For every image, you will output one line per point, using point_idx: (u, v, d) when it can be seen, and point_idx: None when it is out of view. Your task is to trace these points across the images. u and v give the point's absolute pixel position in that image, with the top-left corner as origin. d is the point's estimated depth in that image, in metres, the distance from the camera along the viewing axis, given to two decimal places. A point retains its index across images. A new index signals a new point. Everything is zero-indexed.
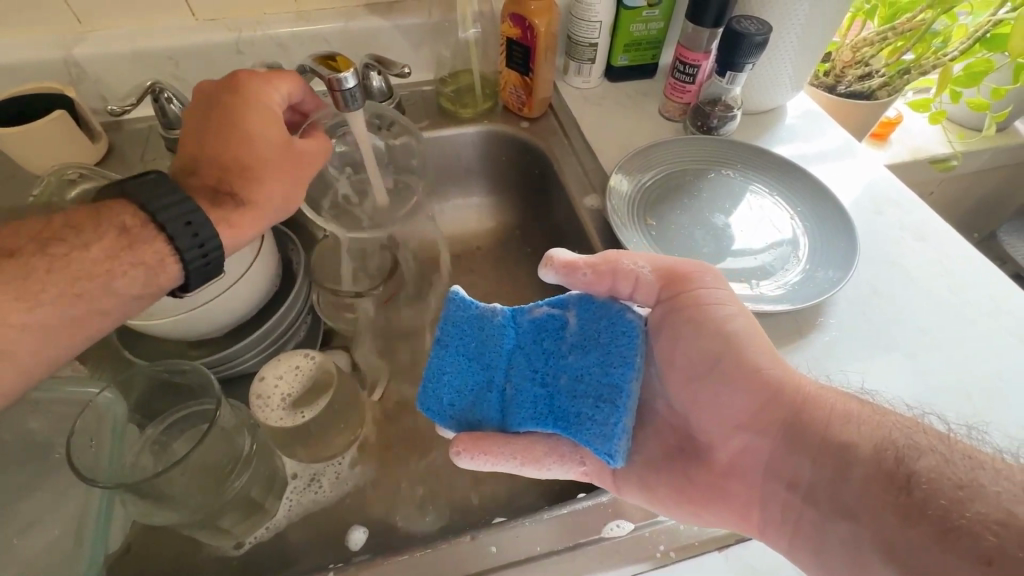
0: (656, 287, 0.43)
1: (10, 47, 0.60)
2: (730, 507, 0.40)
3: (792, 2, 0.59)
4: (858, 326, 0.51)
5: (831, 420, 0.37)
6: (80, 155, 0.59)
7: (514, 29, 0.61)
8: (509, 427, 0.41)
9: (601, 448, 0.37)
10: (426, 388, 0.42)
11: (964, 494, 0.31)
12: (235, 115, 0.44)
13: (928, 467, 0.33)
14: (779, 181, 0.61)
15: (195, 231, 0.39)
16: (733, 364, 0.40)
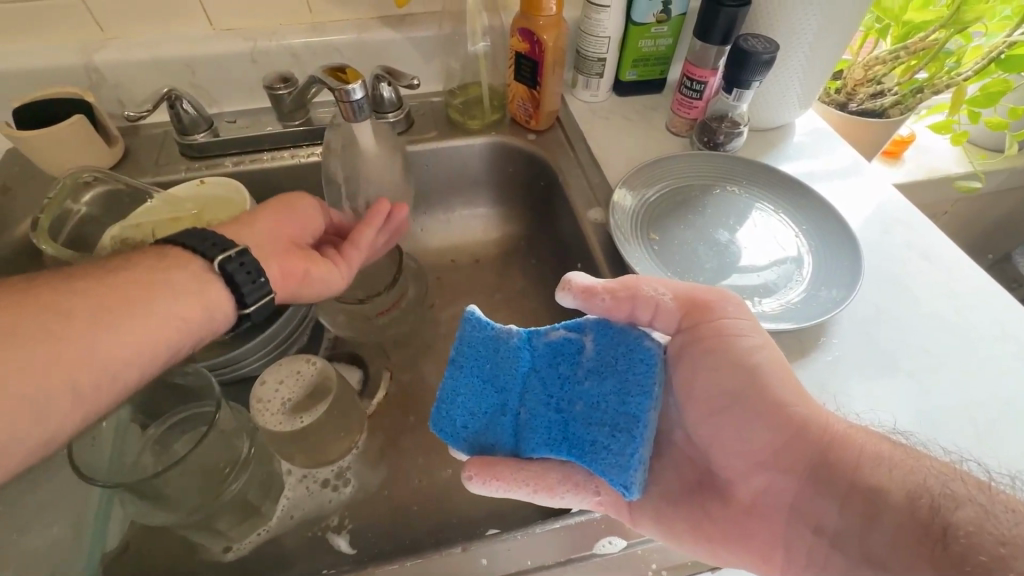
0: (676, 316, 0.43)
1: (34, 53, 0.62)
2: (750, 545, 0.40)
3: (801, 21, 0.59)
4: (862, 349, 0.50)
5: (861, 460, 0.37)
6: (96, 158, 0.61)
7: (523, 43, 0.61)
8: (524, 453, 0.41)
9: (615, 478, 0.37)
10: (440, 409, 0.42)
11: (1007, 551, 0.30)
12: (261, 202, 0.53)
13: (967, 519, 0.32)
14: (789, 200, 0.61)
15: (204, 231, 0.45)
16: (761, 400, 0.39)
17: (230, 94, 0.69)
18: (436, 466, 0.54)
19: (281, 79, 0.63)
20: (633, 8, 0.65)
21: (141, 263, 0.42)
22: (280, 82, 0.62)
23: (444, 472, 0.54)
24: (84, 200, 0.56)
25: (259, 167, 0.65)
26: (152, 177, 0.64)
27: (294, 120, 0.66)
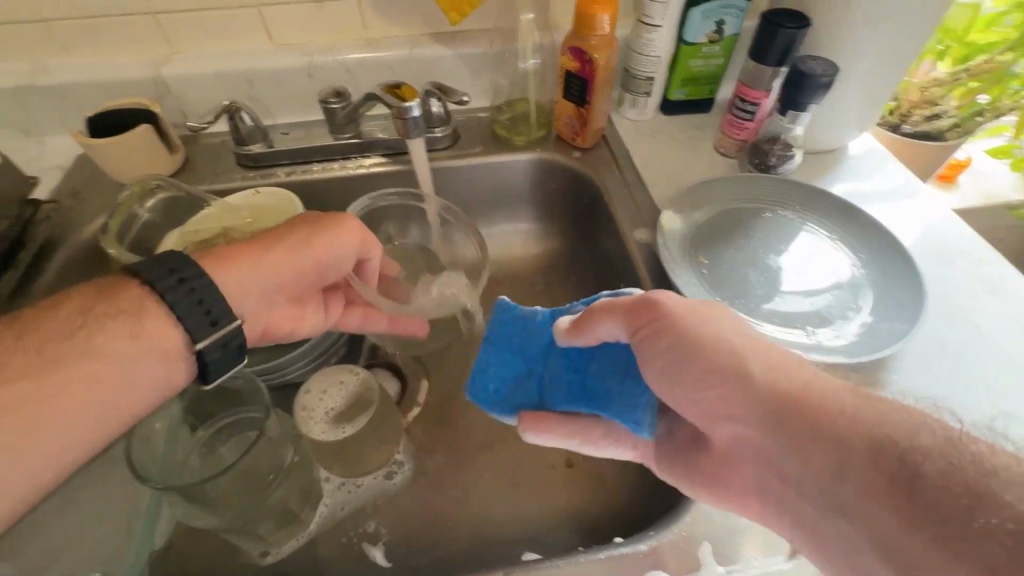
0: (626, 315, 0.37)
1: (109, 65, 0.66)
2: (732, 496, 0.37)
3: (861, 43, 0.58)
4: (921, 383, 0.48)
5: (830, 412, 0.30)
6: (159, 167, 0.63)
7: (573, 62, 0.61)
8: (551, 407, 0.42)
9: (627, 416, 0.39)
10: (473, 380, 0.43)
11: (972, 502, 0.25)
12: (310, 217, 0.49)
13: (937, 471, 0.27)
14: (845, 228, 0.59)
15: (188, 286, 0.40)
16: (685, 349, 0.35)
17: (285, 106, 0.71)
18: (471, 483, 0.54)
19: (335, 93, 0.64)
20: (685, 27, 0.64)
21: (113, 325, 0.38)
22: (333, 96, 0.64)
23: (479, 489, 0.53)
24: (148, 206, 0.58)
25: (309, 177, 0.67)
26: (209, 184, 0.66)
27: (345, 133, 0.67)
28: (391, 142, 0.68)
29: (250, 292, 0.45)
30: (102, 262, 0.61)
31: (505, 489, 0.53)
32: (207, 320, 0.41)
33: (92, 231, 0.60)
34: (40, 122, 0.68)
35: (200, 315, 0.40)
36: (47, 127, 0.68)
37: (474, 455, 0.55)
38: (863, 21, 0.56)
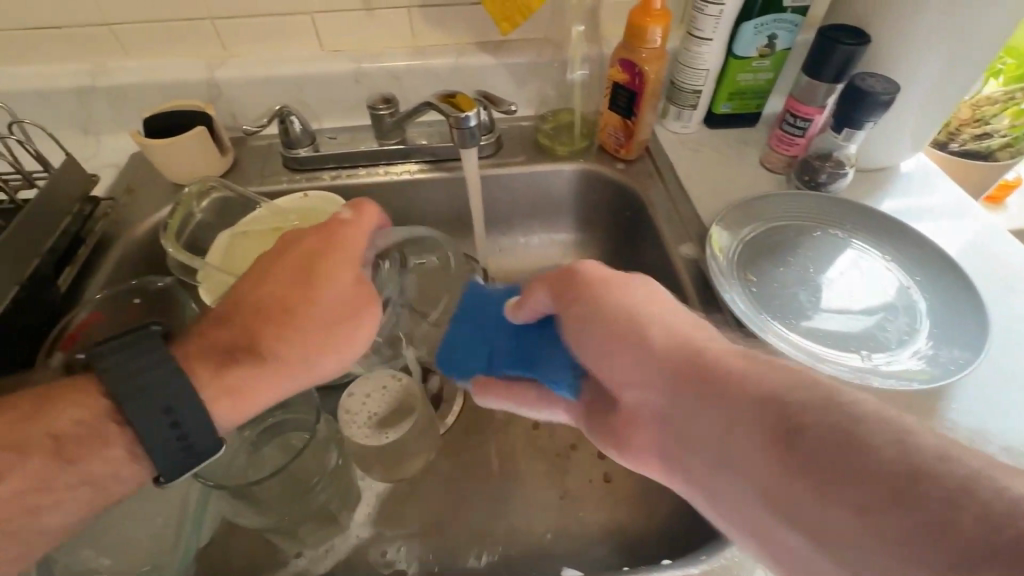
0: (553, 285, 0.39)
1: (166, 68, 0.68)
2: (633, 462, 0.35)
3: (922, 60, 0.56)
4: (981, 413, 0.46)
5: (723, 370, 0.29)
6: (211, 168, 0.65)
7: (622, 74, 0.61)
8: (495, 372, 0.44)
9: (557, 378, 0.40)
10: (443, 353, 0.47)
11: (855, 449, 0.23)
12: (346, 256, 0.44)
13: (825, 420, 0.25)
14: (899, 250, 0.57)
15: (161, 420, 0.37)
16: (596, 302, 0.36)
17: (332, 111, 0.72)
18: (508, 495, 0.53)
19: (383, 99, 0.65)
20: (736, 41, 0.63)
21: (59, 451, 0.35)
22: (382, 103, 0.65)
23: (515, 500, 0.53)
24: (203, 205, 0.59)
25: (353, 181, 0.68)
26: (257, 186, 0.67)
27: (390, 139, 0.68)
28: (434, 149, 0.68)
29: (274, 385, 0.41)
30: (153, 259, 0.62)
31: (542, 501, 0.52)
32: (174, 433, 0.37)
33: (144, 229, 0.61)
34: (98, 121, 0.70)
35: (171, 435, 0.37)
36: (104, 127, 0.70)
37: (512, 466, 0.55)
38: (924, 39, 0.55)
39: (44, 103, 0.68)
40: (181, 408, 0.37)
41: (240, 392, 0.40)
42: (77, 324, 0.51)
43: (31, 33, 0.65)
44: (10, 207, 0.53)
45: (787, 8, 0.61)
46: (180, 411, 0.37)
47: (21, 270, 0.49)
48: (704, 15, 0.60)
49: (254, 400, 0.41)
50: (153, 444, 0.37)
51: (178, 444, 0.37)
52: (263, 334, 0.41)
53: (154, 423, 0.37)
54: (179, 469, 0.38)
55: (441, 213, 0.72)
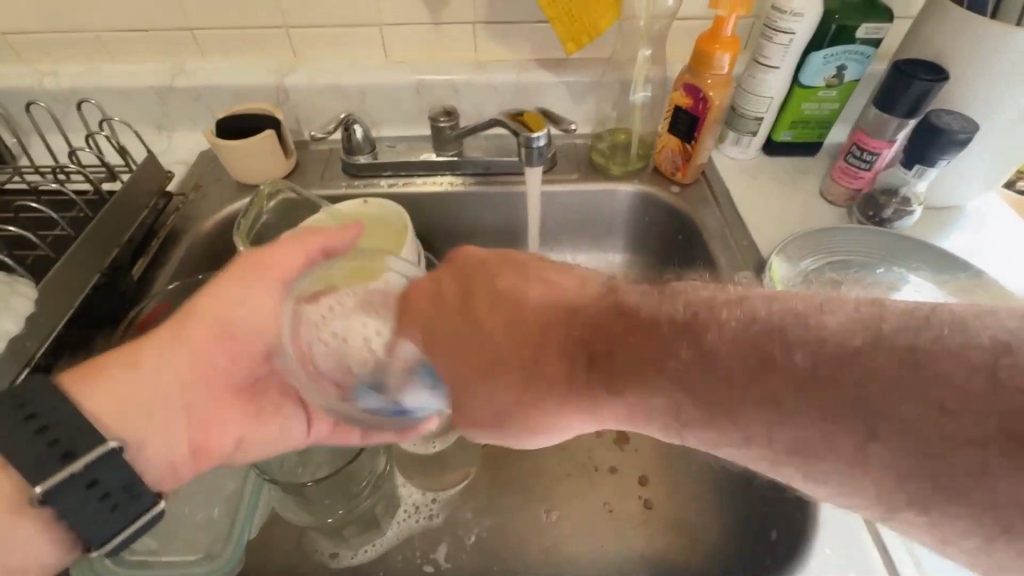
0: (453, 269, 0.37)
1: (239, 71, 0.70)
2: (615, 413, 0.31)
3: (1003, 99, 0.54)
4: None
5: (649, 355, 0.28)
6: (275, 170, 0.67)
7: (685, 98, 0.61)
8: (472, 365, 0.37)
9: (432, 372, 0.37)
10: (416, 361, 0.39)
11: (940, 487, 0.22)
12: (257, 257, 0.48)
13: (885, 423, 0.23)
14: (970, 293, 0.55)
15: (52, 436, 0.34)
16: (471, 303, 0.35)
17: (392, 120, 0.74)
18: (544, 514, 0.53)
19: (445, 112, 0.67)
20: (803, 69, 0.62)
21: None
22: (443, 115, 0.67)
23: (552, 521, 0.52)
24: (269, 207, 0.62)
25: (409, 190, 0.69)
26: (317, 189, 0.69)
27: (447, 151, 0.69)
28: (487, 163, 0.69)
29: (148, 378, 0.42)
30: (215, 254, 0.65)
31: (579, 520, 0.52)
32: (46, 443, 0.34)
33: (212, 226, 0.64)
34: (172, 118, 0.73)
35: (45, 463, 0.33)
36: (178, 124, 0.74)
37: (552, 484, 0.55)
38: (1006, 77, 0.53)
39: (126, 100, 0.72)
40: (51, 410, 0.35)
41: (95, 369, 0.40)
42: (146, 313, 0.54)
43: (120, 34, 0.69)
44: (95, 199, 0.57)
45: (859, 39, 0.59)
46: (45, 417, 0.34)
47: (102, 260, 0.52)
48: (771, 43, 0.60)
49: (107, 382, 0.39)
50: (27, 464, 0.33)
51: (55, 449, 0.34)
52: (159, 332, 0.45)
53: (12, 428, 0.33)
54: (49, 472, 0.33)
55: (491, 225, 0.72)
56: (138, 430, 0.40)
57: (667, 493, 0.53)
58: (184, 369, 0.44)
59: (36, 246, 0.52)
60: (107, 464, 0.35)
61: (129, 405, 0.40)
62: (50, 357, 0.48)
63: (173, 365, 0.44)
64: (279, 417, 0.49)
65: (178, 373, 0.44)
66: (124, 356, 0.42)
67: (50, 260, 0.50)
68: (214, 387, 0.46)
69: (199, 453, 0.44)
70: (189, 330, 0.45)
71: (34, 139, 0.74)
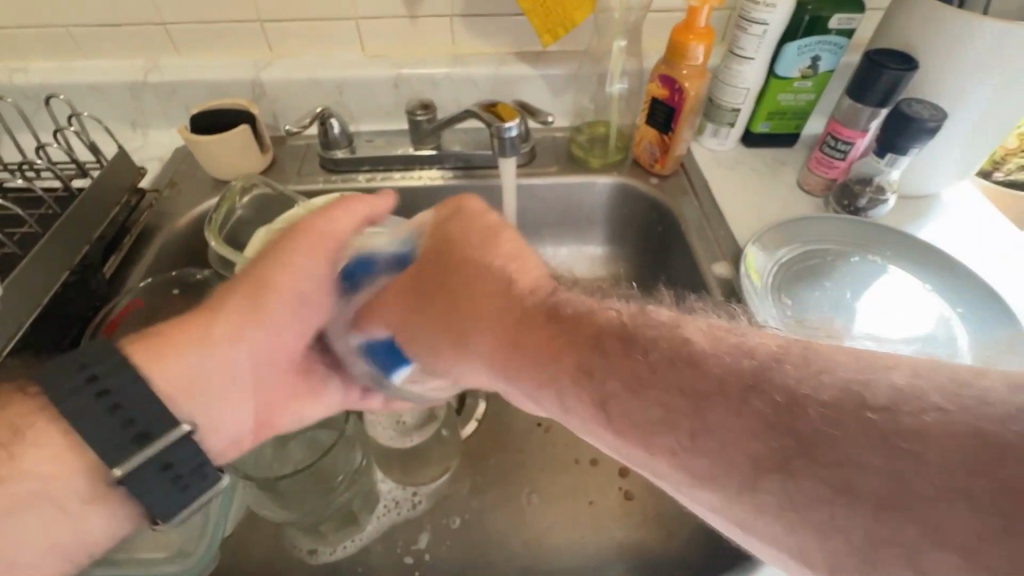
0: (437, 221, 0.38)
1: (214, 66, 0.70)
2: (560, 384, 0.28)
3: (973, 88, 0.55)
4: None
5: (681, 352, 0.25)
6: (250, 166, 0.66)
7: (661, 90, 0.61)
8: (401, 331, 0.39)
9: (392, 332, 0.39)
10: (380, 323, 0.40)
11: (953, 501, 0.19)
12: (325, 227, 0.43)
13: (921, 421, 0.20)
14: (940, 280, 0.56)
15: (123, 414, 0.33)
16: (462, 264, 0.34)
17: (371, 114, 0.73)
18: (526, 507, 0.52)
19: (423, 106, 0.66)
20: (778, 60, 0.63)
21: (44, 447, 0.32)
22: (421, 109, 0.66)
23: (530, 514, 0.52)
24: (244, 202, 0.61)
25: (388, 185, 0.68)
26: (294, 184, 0.68)
27: (425, 145, 0.69)
28: (467, 156, 0.69)
29: (213, 368, 0.40)
30: (192, 251, 0.64)
31: (560, 514, 0.52)
32: (120, 423, 0.33)
33: (186, 222, 0.63)
34: (147, 115, 0.72)
35: (116, 436, 0.33)
36: (153, 121, 0.73)
37: (532, 476, 0.55)
38: (975, 66, 0.53)
39: (99, 96, 0.71)
40: (121, 380, 0.34)
41: (166, 347, 0.39)
42: (119, 309, 0.53)
43: (91, 29, 0.68)
44: (64, 195, 0.56)
45: (832, 30, 0.60)
46: (118, 393, 0.33)
47: (71, 258, 0.51)
48: (746, 34, 0.60)
49: (179, 358, 0.39)
50: (104, 445, 0.32)
51: (128, 430, 0.33)
52: (229, 307, 0.42)
53: (84, 402, 0.32)
54: (126, 456, 0.33)
55: None
56: (204, 416, 0.40)
57: (647, 483, 0.54)
58: (256, 348, 0.43)
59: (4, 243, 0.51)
60: (179, 448, 0.34)
61: (194, 390, 0.39)
62: (19, 359, 0.48)
63: (246, 349, 0.42)
64: (319, 398, 0.48)
65: (242, 362, 0.42)
66: (201, 323, 0.41)
67: (17, 257, 0.49)
68: (272, 369, 0.45)
69: (261, 430, 0.45)
70: (268, 305, 0.43)
71: (5, 136, 0.73)
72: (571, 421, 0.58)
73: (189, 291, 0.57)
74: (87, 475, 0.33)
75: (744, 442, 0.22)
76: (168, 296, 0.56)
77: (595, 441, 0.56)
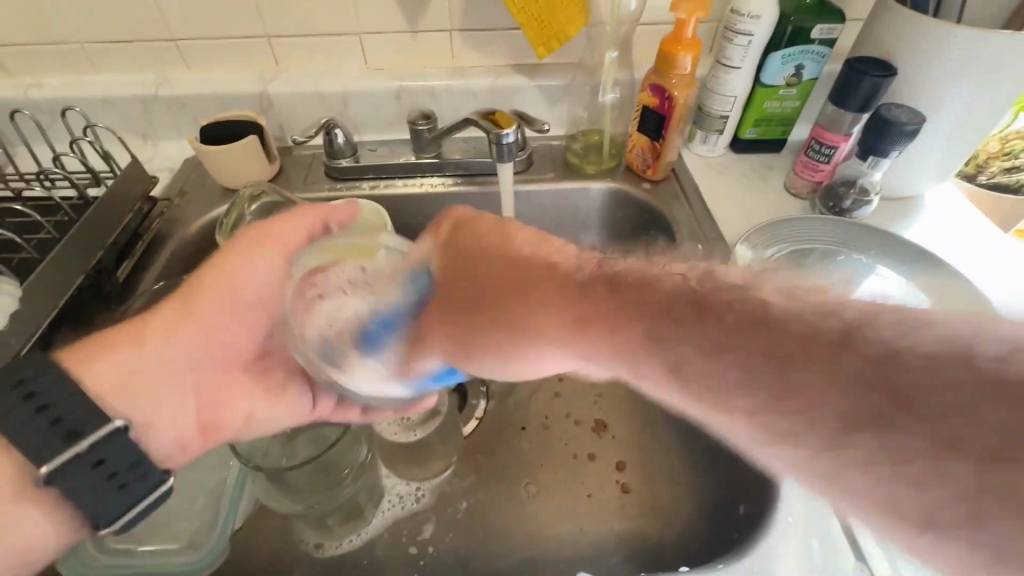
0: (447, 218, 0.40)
1: (223, 81, 0.73)
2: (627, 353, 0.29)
3: (949, 93, 0.58)
4: None
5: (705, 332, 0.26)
6: (258, 175, 0.69)
7: (652, 98, 0.64)
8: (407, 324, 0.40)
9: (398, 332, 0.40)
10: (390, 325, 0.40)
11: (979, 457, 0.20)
12: (265, 229, 0.49)
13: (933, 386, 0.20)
14: (923, 276, 0.58)
15: (52, 414, 0.35)
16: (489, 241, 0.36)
17: (374, 125, 0.76)
18: (526, 500, 0.54)
19: (423, 116, 0.69)
20: (764, 70, 0.65)
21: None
22: (421, 119, 0.69)
23: (532, 507, 0.53)
24: (252, 209, 0.64)
25: (390, 191, 0.71)
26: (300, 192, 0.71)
27: (426, 153, 0.71)
28: (468, 164, 0.71)
29: (161, 352, 0.42)
30: (201, 257, 0.66)
31: (559, 506, 0.53)
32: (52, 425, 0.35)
33: (197, 228, 0.65)
34: (158, 128, 0.75)
35: (42, 432, 0.34)
36: (163, 133, 0.76)
37: (532, 470, 0.56)
38: (950, 73, 0.56)
39: (111, 109, 0.74)
40: (42, 381, 0.36)
41: (101, 345, 0.41)
42: (132, 313, 0.55)
43: (104, 46, 0.71)
44: (79, 203, 0.58)
45: (815, 40, 0.63)
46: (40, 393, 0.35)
47: (86, 262, 0.54)
48: (733, 45, 0.63)
49: (122, 356, 0.41)
50: (33, 446, 0.34)
51: (58, 428, 0.35)
52: (172, 302, 0.45)
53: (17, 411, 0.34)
54: (55, 453, 0.34)
55: None
56: (148, 404, 0.41)
57: (644, 476, 0.55)
58: (194, 335, 0.45)
59: (21, 248, 0.53)
60: (112, 442, 0.36)
61: (137, 379, 0.41)
62: None
63: (184, 341, 0.44)
64: (284, 400, 0.50)
65: (190, 352, 0.44)
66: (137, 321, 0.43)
67: (34, 261, 0.51)
68: (223, 365, 0.47)
69: (207, 429, 0.45)
70: (195, 300, 0.45)
71: (21, 149, 0.76)
72: (570, 418, 0.59)
73: None
74: (14, 479, 0.35)
75: (832, 400, 0.22)
76: None
77: (593, 436, 0.58)
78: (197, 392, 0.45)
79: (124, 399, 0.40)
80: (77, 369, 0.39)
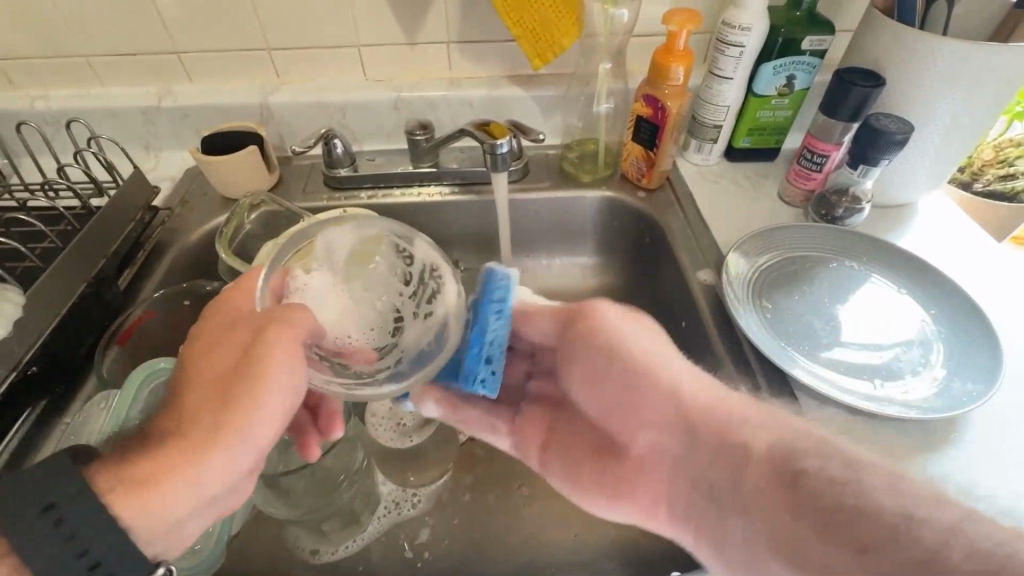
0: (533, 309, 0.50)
1: (225, 92, 0.74)
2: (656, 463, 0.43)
3: (937, 103, 0.58)
4: (982, 436, 0.47)
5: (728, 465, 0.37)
6: (258, 185, 0.70)
7: (645, 108, 0.65)
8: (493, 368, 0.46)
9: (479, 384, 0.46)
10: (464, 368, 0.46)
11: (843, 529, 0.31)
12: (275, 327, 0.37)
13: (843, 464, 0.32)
14: (916, 283, 0.58)
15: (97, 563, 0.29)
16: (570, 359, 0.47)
17: (373, 135, 0.77)
18: (522, 507, 0.54)
19: (421, 126, 0.70)
20: (755, 79, 0.66)
21: None
22: (419, 129, 0.70)
23: (526, 513, 0.54)
24: (252, 218, 0.65)
25: (388, 200, 0.72)
26: (299, 201, 0.72)
27: (424, 163, 0.72)
28: (465, 173, 0.72)
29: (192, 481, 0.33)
30: (201, 265, 0.67)
31: (554, 513, 0.54)
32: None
33: (198, 237, 0.67)
34: (160, 138, 0.76)
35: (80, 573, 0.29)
36: (166, 144, 0.77)
37: (529, 478, 0.56)
38: (937, 84, 0.57)
39: (115, 121, 0.75)
40: (81, 515, 0.29)
41: (141, 479, 0.32)
42: (132, 320, 0.56)
43: (108, 59, 0.72)
44: (82, 213, 0.59)
45: (805, 51, 0.63)
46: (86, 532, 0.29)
47: (88, 271, 0.54)
48: (724, 56, 0.64)
49: (169, 503, 0.32)
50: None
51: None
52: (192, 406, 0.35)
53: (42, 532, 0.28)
54: None
55: (470, 231, 0.75)
56: (177, 535, 0.34)
57: None
58: (253, 452, 0.36)
59: (25, 257, 0.54)
60: None
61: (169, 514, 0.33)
62: (39, 365, 0.49)
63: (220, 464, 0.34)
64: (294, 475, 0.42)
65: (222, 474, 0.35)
66: (202, 445, 0.34)
67: (38, 270, 0.52)
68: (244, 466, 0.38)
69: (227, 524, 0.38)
70: (232, 422, 0.35)
71: (27, 160, 0.78)
72: None
73: (200, 302, 0.60)
74: None
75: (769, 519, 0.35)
76: (180, 307, 0.60)
77: None
78: (228, 506, 0.37)
79: (161, 544, 0.33)
80: (126, 519, 0.31)
